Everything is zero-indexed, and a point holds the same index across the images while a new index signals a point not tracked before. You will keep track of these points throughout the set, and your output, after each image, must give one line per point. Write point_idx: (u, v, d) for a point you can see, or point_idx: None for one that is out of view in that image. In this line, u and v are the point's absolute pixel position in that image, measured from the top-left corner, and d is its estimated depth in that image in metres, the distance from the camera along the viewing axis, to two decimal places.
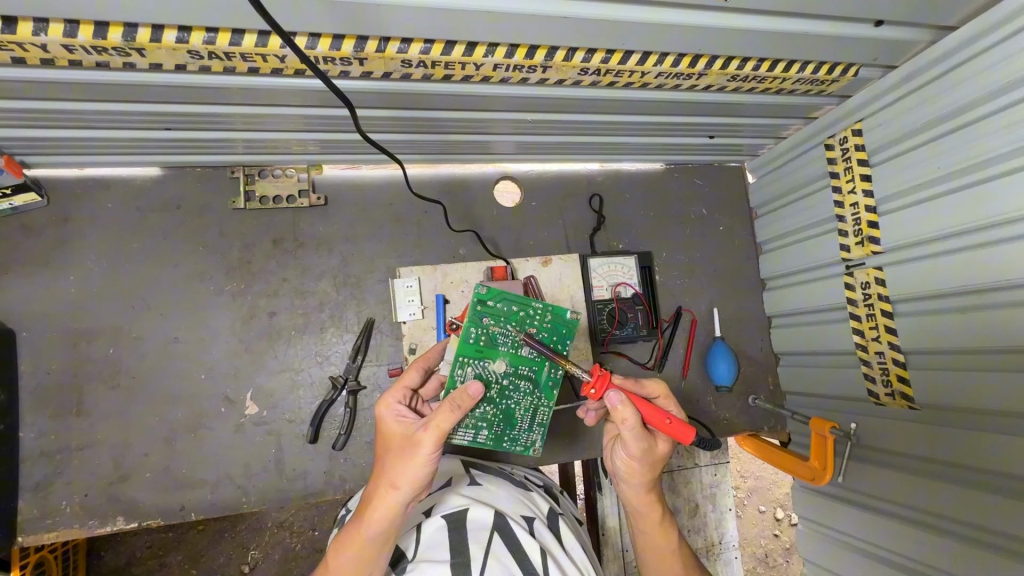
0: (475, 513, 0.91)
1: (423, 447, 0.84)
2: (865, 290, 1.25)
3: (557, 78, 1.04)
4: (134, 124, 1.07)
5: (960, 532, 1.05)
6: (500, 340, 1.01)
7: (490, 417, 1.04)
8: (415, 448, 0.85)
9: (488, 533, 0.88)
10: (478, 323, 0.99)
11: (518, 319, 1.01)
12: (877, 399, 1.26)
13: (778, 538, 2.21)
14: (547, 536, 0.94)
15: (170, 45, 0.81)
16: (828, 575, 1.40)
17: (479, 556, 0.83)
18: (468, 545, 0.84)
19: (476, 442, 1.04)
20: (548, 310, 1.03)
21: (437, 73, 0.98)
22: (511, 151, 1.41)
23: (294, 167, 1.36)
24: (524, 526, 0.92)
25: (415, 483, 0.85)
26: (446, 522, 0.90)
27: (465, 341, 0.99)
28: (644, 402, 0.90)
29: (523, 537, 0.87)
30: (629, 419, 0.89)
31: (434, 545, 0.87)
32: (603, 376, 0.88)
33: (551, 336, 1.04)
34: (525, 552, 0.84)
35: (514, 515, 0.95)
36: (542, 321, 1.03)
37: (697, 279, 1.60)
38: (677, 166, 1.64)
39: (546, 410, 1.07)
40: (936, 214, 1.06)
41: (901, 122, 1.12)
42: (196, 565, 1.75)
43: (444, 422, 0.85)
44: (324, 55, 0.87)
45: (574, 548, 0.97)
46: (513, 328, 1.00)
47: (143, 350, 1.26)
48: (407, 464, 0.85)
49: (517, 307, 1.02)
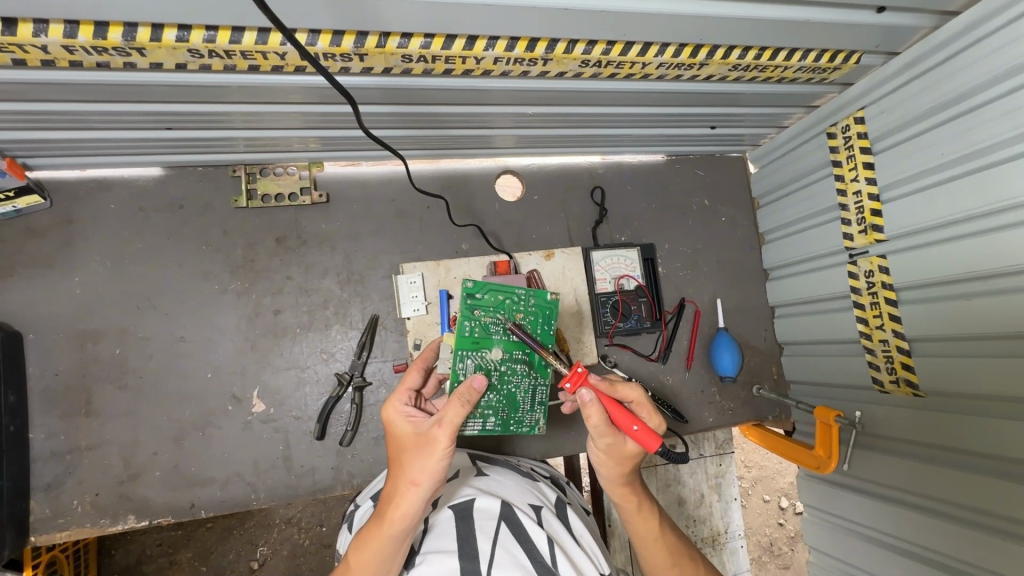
0: (482, 503, 0.92)
1: (442, 442, 0.84)
2: (869, 278, 1.24)
3: (557, 71, 1.03)
4: (136, 124, 1.07)
5: (965, 517, 1.06)
6: (493, 329, 1.04)
7: (495, 404, 1.07)
8: (433, 444, 0.85)
9: (495, 522, 0.88)
10: (471, 316, 1.02)
11: (506, 307, 1.05)
12: (882, 387, 1.26)
13: (783, 526, 2.22)
14: (554, 524, 0.94)
15: (170, 44, 0.81)
16: (834, 561, 1.41)
17: (487, 545, 0.83)
18: (475, 535, 0.85)
19: (486, 430, 1.07)
20: (531, 294, 1.07)
21: (437, 68, 0.97)
22: (512, 145, 1.41)
23: (296, 164, 1.36)
24: (531, 514, 0.93)
25: (433, 478, 0.85)
26: (454, 513, 0.91)
27: (461, 335, 1.02)
28: (616, 404, 0.90)
29: (530, 526, 0.88)
30: (597, 417, 0.89)
31: (441, 536, 0.88)
32: (579, 373, 0.90)
33: (537, 319, 1.08)
34: (532, 540, 0.85)
35: (521, 504, 0.95)
36: (527, 305, 1.07)
37: (700, 270, 1.60)
38: (678, 157, 1.64)
39: (545, 389, 1.11)
40: (940, 201, 1.05)
41: (904, 109, 1.11)
42: (206, 562, 1.77)
43: (459, 417, 0.85)
44: (325, 52, 0.87)
45: (581, 536, 0.98)
46: (502, 316, 1.03)
47: (150, 349, 1.26)
48: (426, 460, 0.85)
49: (503, 295, 1.05)
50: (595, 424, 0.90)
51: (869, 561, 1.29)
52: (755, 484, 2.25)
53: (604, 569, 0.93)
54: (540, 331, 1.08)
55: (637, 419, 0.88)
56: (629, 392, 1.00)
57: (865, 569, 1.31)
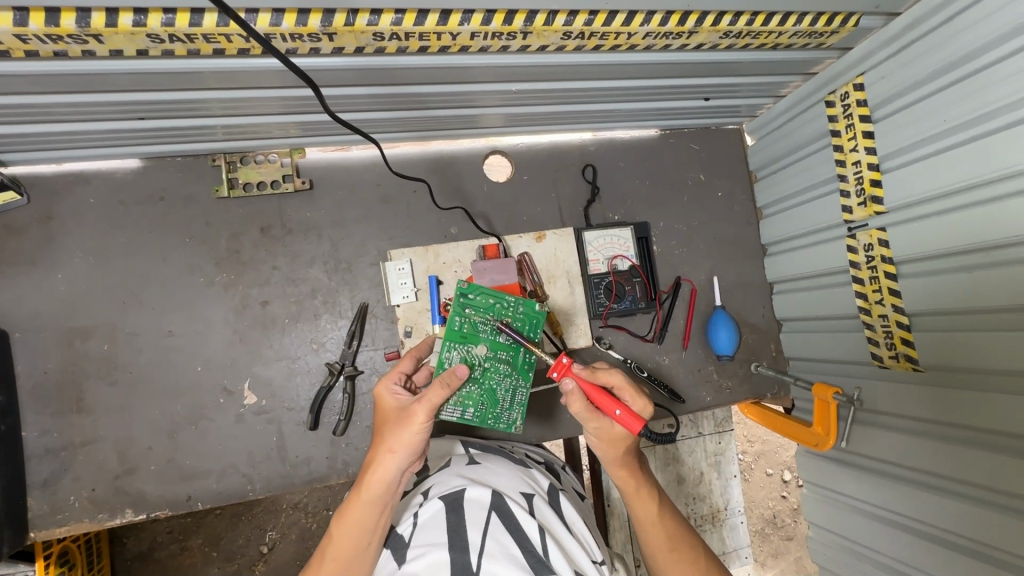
0: (472, 493, 0.92)
1: (418, 418, 0.90)
2: (868, 252, 1.20)
3: (538, 45, 0.99)
4: (106, 114, 1.04)
5: (965, 492, 1.05)
6: (480, 327, 1.08)
7: (476, 396, 1.08)
8: (411, 420, 0.91)
9: (485, 512, 0.88)
10: (460, 313, 1.08)
11: (495, 310, 1.09)
12: (881, 362, 1.23)
13: (786, 499, 2.23)
14: (546, 512, 0.94)
15: (128, 29, 0.77)
16: (835, 537, 1.40)
17: (476, 537, 0.83)
18: (465, 527, 0.85)
19: (464, 419, 1.08)
20: (522, 302, 1.11)
21: (412, 45, 0.93)
22: (499, 124, 1.36)
23: (277, 151, 1.32)
24: (523, 504, 0.92)
25: (410, 450, 0.92)
26: (444, 505, 0.91)
27: (450, 329, 1.08)
28: (599, 390, 0.94)
29: (521, 515, 0.87)
30: (579, 404, 0.95)
31: (432, 528, 0.88)
32: (562, 363, 0.96)
33: (525, 326, 1.11)
34: (523, 530, 0.85)
35: (513, 493, 0.95)
36: (516, 311, 1.10)
37: (696, 248, 1.56)
38: (673, 131, 1.59)
39: (524, 395, 1.11)
40: (940, 171, 1.02)
41: (904, 74, 1.06)
42: (216, 547, 1.78)
43: (437, 399, 0.90)
44: (290, 32, 0.83)
45: (574, 523, 0.98)
46: (490, 317, 1.08)
47: (138, 345, 1.25)
48: (404, 433, 0.91)
49: (493, 299, 1.10)
50: (579, 411, 0.96)
51: (868, 536, 1.29)
52: (758, 458, 2.24)
53: (597, 555, 0.93)
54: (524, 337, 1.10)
55: (619, 404, 0.92)
56: (612, 378, 1.01)
57: (864, 544, 1.31)
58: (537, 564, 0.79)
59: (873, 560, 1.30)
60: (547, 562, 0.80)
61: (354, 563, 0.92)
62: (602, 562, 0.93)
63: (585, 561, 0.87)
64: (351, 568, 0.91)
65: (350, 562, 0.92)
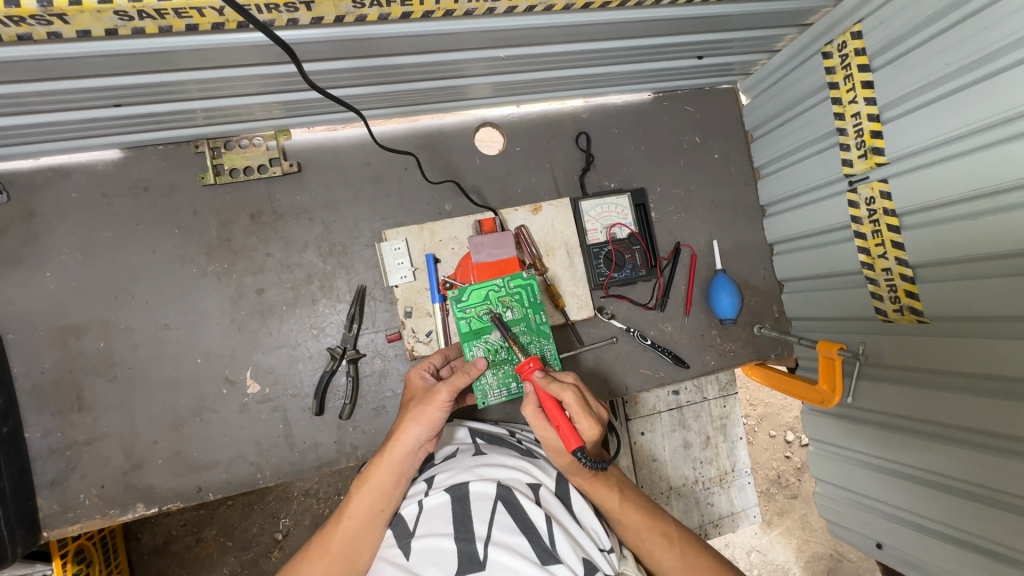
0: (478, 485, 0.92)
1: (440, 396, 0.99)
2: (870, 206, 1.19)
3: (526, 5, 0.94)
4: (81, 103, 1.00)
5: (970, 440, 1.05)
6: (486, 318, 1.11)
7: (513, 372, 1.11)
8: (434, 397, 1.00)
9: (491, 503, 0.89)
10: (464, 314, 1.11)
11: (490, 300, 1.13)
12: (886, 317, 1.23)
13: (790, 459, 2.25)
14: (552, 501, 0.94)
15: (93, 7, 0.73)
16: (842, 492, 1.42)
17: (483, 528, 0.86)
18: (472, 520, 0.87)
19: (514, 395, 1.11)
20: (509, 279, 1.14)
21: (394, 11, 0.88)
22: (488, 94, 1.33)
23: (261, 134, 1.28)
24: (530, 494, 0.93)
25: (428, 428, 1.00)
26: (450, 497, 0.92)
27: (461, 332, 1.11)
28: (551, 402, 0.93)
29: (528, 506, 0.89)
30: (529, 406, 0.98)
31: (438, 519, 0.89)
32: (524, 366, 0.97)
33: (523, 298, 1.14)
34: (530, 520, 0.87)
35: (518, 483, 0.95)
36: (509, 288, 1.14)
37: (694, 212, 1.54)
38: (666, 94, 1.55)
39: (552, 352, 1.13)
40: (944, 117, 0.99)
41: (902, 21, 1.04)
42: (231, 537, 1.77)
43: (460, 381, 1.00)
44: (264, 2, 0.79)
45: (583, 512, 0.98)
46: (488, 308, 1.12)
47: (135, 339, 1.24)
48: (424, 410, 1.00)
49: (485, 289, 1.13)
50: (529, 411, 0.99)
51: (876, 489, 1.30)
52: (761, 421, 2.27)
53: (605, 543, 0.95)
54: (528, 304, 1.14)
55: (564, 420, 0.92)
56: (565, 397, 0.94)
57: (870, 495, 1.33)
58: (544, 556, 0.82)
59: (881, 512, 1.31)
60: (553, 553, 0.83)
61: (363, 538, 0.95)
62: (611, 549, 0.94)
63: (593, 550, 0.89)
64: (360, 541, 0.95)
65: (363, 528, 0.96)
